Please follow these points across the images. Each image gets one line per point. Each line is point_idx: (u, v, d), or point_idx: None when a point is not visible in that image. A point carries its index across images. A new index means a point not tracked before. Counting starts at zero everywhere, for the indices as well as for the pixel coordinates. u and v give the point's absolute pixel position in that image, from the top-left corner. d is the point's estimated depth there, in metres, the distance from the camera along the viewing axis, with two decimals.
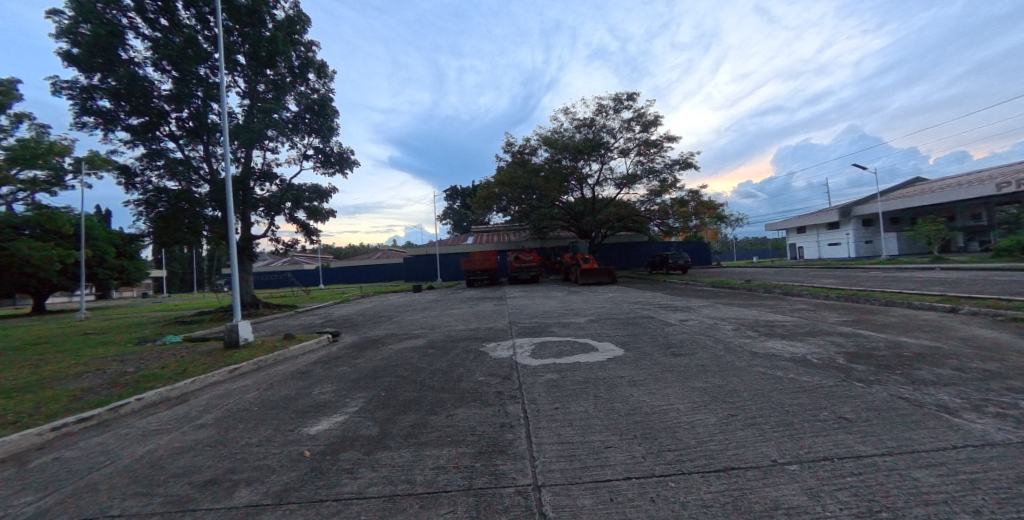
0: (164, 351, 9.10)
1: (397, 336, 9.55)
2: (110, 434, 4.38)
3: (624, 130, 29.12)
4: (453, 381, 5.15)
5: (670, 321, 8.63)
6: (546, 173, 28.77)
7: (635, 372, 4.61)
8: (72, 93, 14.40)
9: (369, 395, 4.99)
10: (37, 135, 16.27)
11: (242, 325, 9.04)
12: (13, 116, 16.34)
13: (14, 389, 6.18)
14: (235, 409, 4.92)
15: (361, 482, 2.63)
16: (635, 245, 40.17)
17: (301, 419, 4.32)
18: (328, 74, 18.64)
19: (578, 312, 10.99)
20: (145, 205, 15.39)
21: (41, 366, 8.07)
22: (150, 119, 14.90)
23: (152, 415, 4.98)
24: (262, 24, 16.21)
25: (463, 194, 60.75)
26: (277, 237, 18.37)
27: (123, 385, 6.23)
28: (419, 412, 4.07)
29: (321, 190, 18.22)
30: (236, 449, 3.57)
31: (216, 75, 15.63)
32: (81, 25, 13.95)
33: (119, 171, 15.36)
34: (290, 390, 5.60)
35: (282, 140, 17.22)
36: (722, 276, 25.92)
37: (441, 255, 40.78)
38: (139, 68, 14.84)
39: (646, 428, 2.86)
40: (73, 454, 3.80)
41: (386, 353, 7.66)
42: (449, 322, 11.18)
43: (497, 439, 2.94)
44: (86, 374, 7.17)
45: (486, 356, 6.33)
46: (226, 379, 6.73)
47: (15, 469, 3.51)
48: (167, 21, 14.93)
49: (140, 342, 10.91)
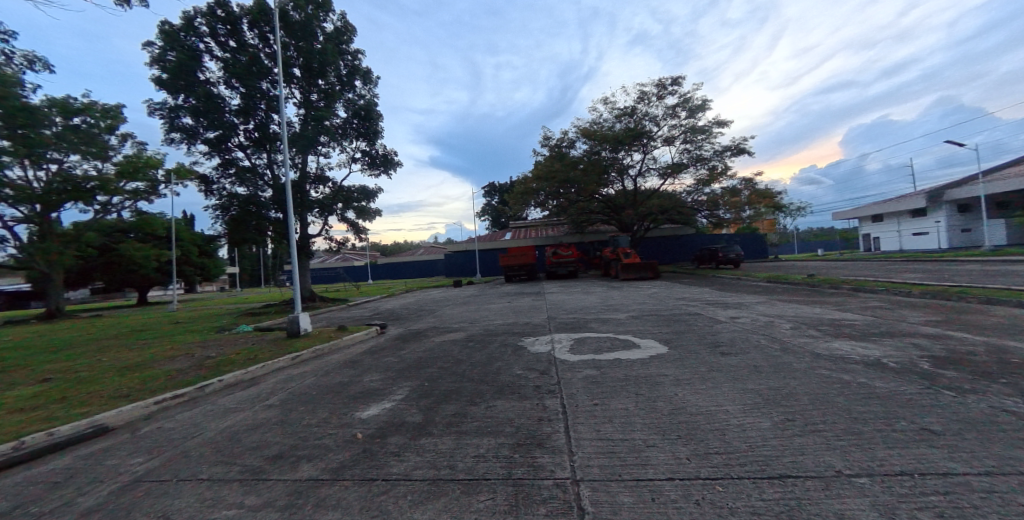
0: (237, 339, 10.04)
1: (439, 329, 9.84)
2: (198, 409, 4.93)
3: (667, 117, 27.75)
4: (492, 374, 5.22)
5: (721, 319, 8.15)
6: (584, 165, 28.27)
7: (679, 371, 4.40)
8: (164, 113, 16.16)
9: (412, 384, 5.19)
10: (137, 150, 18.62)
11: (302, 317, 9.75)
12: (119, 135, 18.81)
13: (124, 369, 7.18)
14: (295, 393, 5.32)
15: (407, 466, 2.81)
16: (680, 238, 38.42)
17: (352, 404, 4.58)
18: (372, 80, 19.46)
19: (619, 308, 10.71)
20: (220, 209, 16.94)
21: (143, 350, 9.26)
22: (223, 132, 16.31)
23: (228, 395, 5.52)
24: (313, 38, 17.28)
25: (501, 190, 61.03)
26: (330, 236, 19.60)
27: (204, 367, 6.96)
28: (459, 402, 4.18)
29: (367, 191, 19.10)
30: (296, 428, 3.90)
31: (276, 88, 16.85)
32: (168, 52, 15.60)
33: (199, 179, 17.06)
34: (342, 378, 5.95)
35: (333, 146, 18.23)
36: (783, 275, 18.55)
37: (480, 250, 41.44)
38: (214, 86, 16.34)
39: (697, 431, 2.68)
40: (168, 425, 4.33)
41: (428, 345, 7.90)
42: (488, 316, 11.36)
43: (535, 432, 2.93)
44: (177, 357, 8.12)
45: (523, 351, 6.36)
46: (289, 365, 7.29)
47: (128, 435, 4.12)
48: (234, 41, 16.28)
49: (220, 330, 12.31)
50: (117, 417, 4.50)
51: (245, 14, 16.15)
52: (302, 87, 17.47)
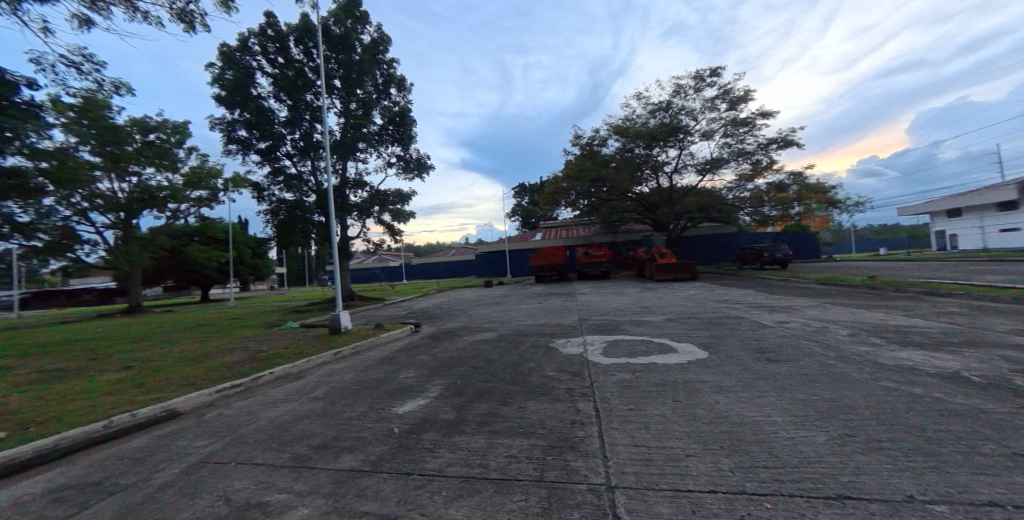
0: (283, 335, 10.70)
1: (470, 329, 9.97)
2: (252, 399, 5.38)
3: (706, 110, 26.63)
4: (523, 374, 5.22)
5: (767, 323, 7.69)
6: (616, 163, 27.67)
7: (721, 378, 4.19)
8: (223, 126, 17.48)
9: (445, 382, 5.29)
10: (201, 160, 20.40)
11: (342, 315, 10.22)
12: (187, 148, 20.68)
13: (190, 360, 7.89)
14: (337, 387, 5.58)
15: (442, 462, 2.90)
16: (720, 237, 36.70)
17: (389, 399, 4.74)
18: (406, 87, 20.06)
19: (653, 310, 10.39)
20: (270, 214, 18.09)
21: (205, 343, 10.14)
22: (273, 142, 17.39)
23: (278, 386, 5.94)
24: (351, 50, 18.08)
25: (530, 190, 61.02)
26: (367, 238, 20.42)
27: (258, 360, 7.54)
28: (492, 402, 4.21)
29: (402, 194, 19.71)
30: (337, 422, 4.11)
31: (319, 99, 17.78)
32: (225, 71, 16.88)
33: (252, 187, 18.31)
34: (379, 374, 6.19)
35: (371, 152, 18.96)
36: (835, 276, 17.33)
37: (510, 251, 41.61)
38: (265, 100, 17.48)
39: (742, 442, 2.53)
40: (227, 415, 4.77)
41: (460, 344, 8.04)
42: (518, 317, 11.38)
43: (567, 435, 2.89)
44: (234, 350, 8.82)
45: (554, 353, 6.31)
46: (332, 359, 7.71)
47: (193, 423, 4.59)
48: (282, 58, 17.37)
49: (270, 326, 13.17)
50: (184, 404, 5.13)
51: (292, 32, 17.24)
52: (342, 97, 18.32)
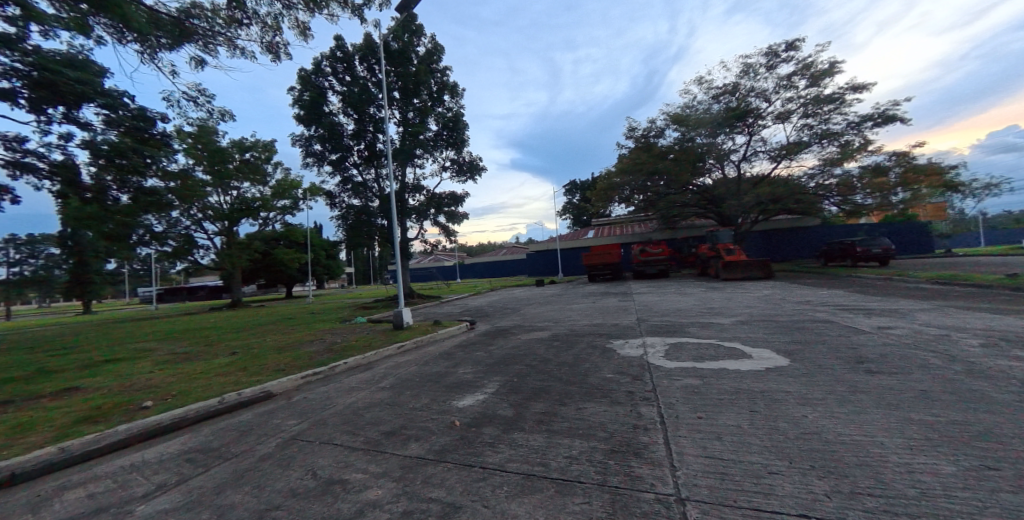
0: (353, 329, 11.65)
1: (524, 328, 10.04)
2: (330, 386, 5.95)
3: (781, 89, 24.14)
4: (580, 375, 5.14)
5: (863, 328, 6.77)
6: (675, 154, 26.12)
7: (806, 389, 3.77)
8: (301, 142, 19.41)
9: (502, 379, 5.39)
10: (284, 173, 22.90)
11: (404, 312, 10.83)
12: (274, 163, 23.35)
13: (279, 349, 8.94)
14: (402, 379, 5.96)
15: (502, 457, 2.96)
16: (800, 231, 33.06)
17: (450, 393, 4.94)
18: (459, 92, 20.72)
19: (721, 312, 9.66)
20: (340, 219, 19.72)
21: (291, 334, 11.41)
22: (342, 154, 18.94)
23: (352, 375, 6.50)
24: (408, 62, 19.08)
25: (582, 187, 59.79)
26: (425, 239, 21.44)
27: (334, 350, 8.32)
28: (549, 401, 4.20)
29: (456, 196, 20.41)
30: (404, 411, 4.39)
31: (381, 111, 19.02)
32: (302, 92, 18.72)
33: (326, 195, 20.10)
34: (439, 368, 6.48)
35: (427, 157, 19.86)
36: (952, 274, 14.82)
37: (563, 250, 41.16)
38: (335, 116, 19.09)
39: (840, 462, 2.23)
40: (310, 399, 5.34)
41: (515, 342, 8.13)
42: (573, 316, 11.22)
43: (630, 440, 2.79)
44: (313, 341, 9.81)
45: (612, 354, 6.13)
46: (397, 352, 8.24)
47: (283, 404, 5.21)
48: (349, 76, 18.85)
49: (342, 320, 14.41)
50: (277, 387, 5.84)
51: (357, 51, 18.64)
52: (401, 107, 19.40)
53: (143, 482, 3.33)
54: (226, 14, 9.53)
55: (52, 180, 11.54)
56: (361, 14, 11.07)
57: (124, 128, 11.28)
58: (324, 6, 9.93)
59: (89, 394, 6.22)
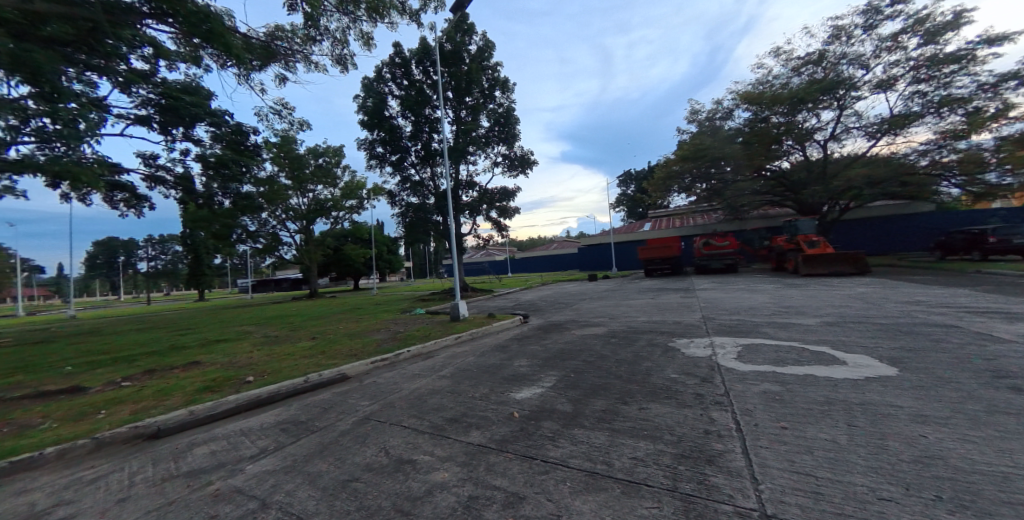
0: (413, 319, 12.35)
1: (578, 323, 9.89)
2: (396, 371, 6.39)
3: (881, 53, 20.92)
4: (641, 374, 4.97)
5: (997, 336, 5.67)
6: (746, 136, 23.88)
7: (920, 404, 3.26)
8: (365, 145, 20.79)
9: (559, 374, 5.38)
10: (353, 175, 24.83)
11: (460, 304, 11.23)
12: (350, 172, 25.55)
13: (350, 336, 9.79)
14: (460, 368, 6.21)
15: (564, 452, 2.98)
16: (904, 219, 28.58)
17: (507, 385, 5.05)
18: (510, 87, 20.79)
19: (803, 311, 8.70)
20: (400, 217, 20.83)
21: (359, 323, 12.40)
22: (401, 154, 19.95)
23: (414, 362, 6.92)
24: (460, 62, 19.53)
25: (638, 178, 57.11)
26: (478, 234, 21.95)
27: (398, 338, 8.92)
28: (610, 399, 4.11)
29: (508, 191, 20.58)
30: (465, 399, 4.58)
31: (435, 112, 19.71)
32: (366, 99, 19.99)
33: (387, 194, 21.35)
34: (495, 360, 6.64)
35: (480, 154, 20.21)
36: None
37: (617, 243, 39.83)
38: (395, 119, 20.14)
39: (971, 492, 1.90)
40: (380, 382, 5.78)
41: (570, 337, 8.05)
42: (630, 313, 10.83)
43: (702, 446, 2.64)
44: (379, 329, 10.59)
45: (676, 353, 5.82)
46: (455, 342, 8.59)
47: (357, 386, 5.71)
48: (407, 80, 19.75)
49: (403, 311, 15.35)
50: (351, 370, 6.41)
51: (413, 56, 19.46)
52: (454, 106, 19.92)
53: (250, 446, 3.86)
54: (302, 32, 10.49)
55: (176, 190, 13.63)
56: (419, 19, 11.54)
57: (227, 142, 12.95)
58: (387, 15, 10.51)
59: (205, 368, 7.33)
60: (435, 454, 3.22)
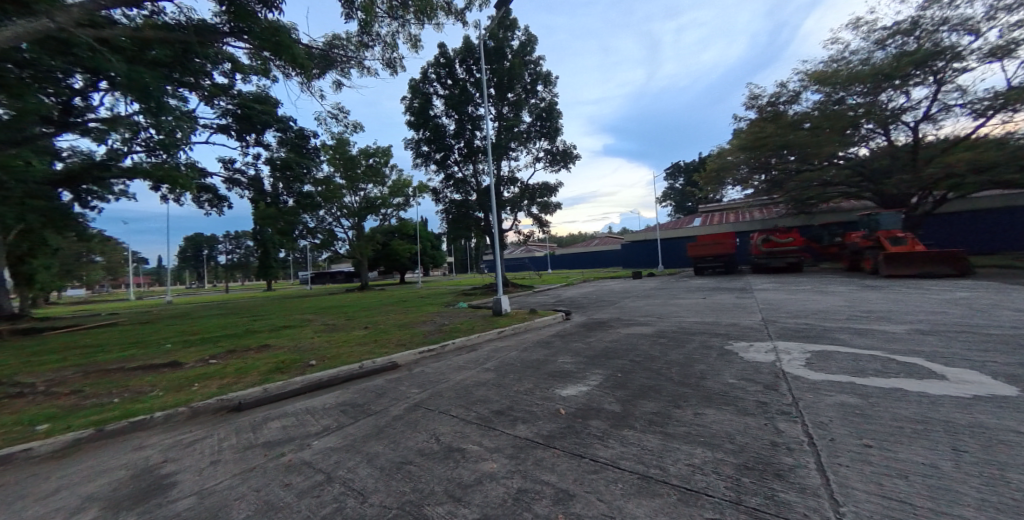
0: (456, 313, 12.70)
1: (623, 321, 9.61)
2: (442, 362, 6.63)
3: (994, 16, 17.97)
4: (694, 377, 4.73)
5: None
6: (814, 121, 21.59)
7: None
8: (412, 145, 21.56)
9: (605, 373, 5.28)
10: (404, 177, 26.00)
11: (502, 299, 11.34)
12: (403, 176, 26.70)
13: (399, 327, 10.27)
14: (504, 362, 6.30)
15: (614, 452, 2.93)
16: (1016, 211, 24.57)
17: (553, 381, 5.04)
18: (552, 80, 20.53)
19: (884, 316, 7.79)
20: (443, 213, 21.38)
21: (406, 315, 12.98)
22: (445, 152, 20.46)
23: (459, 354, 7.14)
24: (503, 58, 19.57)
25: (687, 169, 53.98)
26: (519, 230, 21.99)
27: (443, 330, 9.23)
28: (660, 401, 3.97)
29: (550, 186, 20.43)
30: (510, 393, 4.64)
31: (478, 109, 19.98)
32: (413, 100, 20.71)
33: (432, 191, 21.99)
34: (539, 355, 6.64)
35: (521, 149, 20.19)
36: None
37: (664, 239, 38.11)
38: (439, 118, 20.66)
39: None
40: (428, 371, 6.03)
41: (615, 336, 7.85)
42: (679, 313, 10.33)
43: (768, 459, 2.46)
44: (425, 321, 11.02)
45: (733, 357, 5.47)
46: (497, 336, 8.73)
47: (407, 374, 6.00)
48: (451, 79, 20.17)
49: (447, 305, 15.85)
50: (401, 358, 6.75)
51: (457, 55, 19.81)
52: (496, 103, 20.04)
53: (316, 423, 4.21)
54: (356, 40, 11.07)
55: (248, 190, 15.03)
56: (464, 18, 11.71)
57: (291, 146, 14.08)
58: (434, 17, 10.76)
59: (275, 351, 8.09)
60: (484, 446, 3.29)
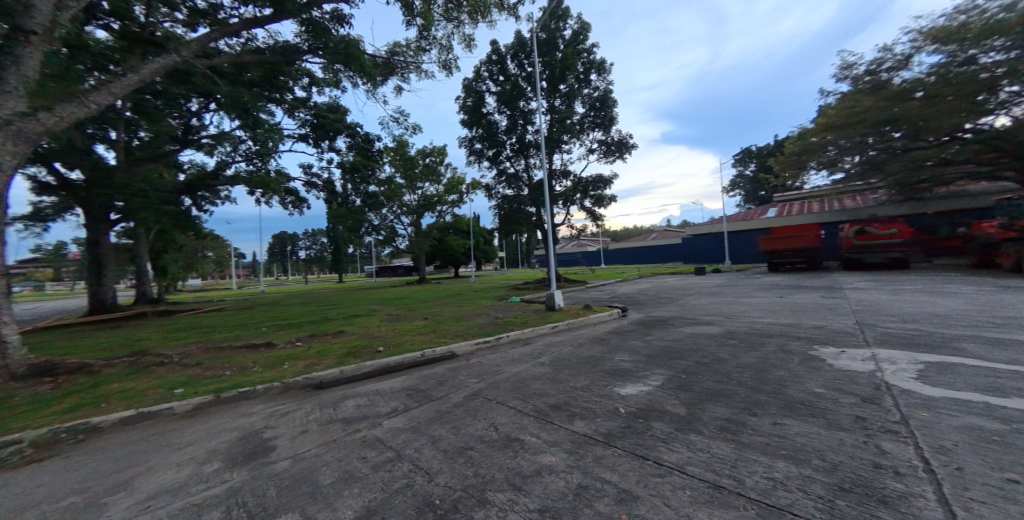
0: (509, 307, 12.87)
1: (685, 320, 9.05)
2: (497, 354, 6.78)
3: None
4: (770, 383, 4.32)
5: None
6: (928, 88, 18.20)
7: None
8: (465, 143, 22.05)
9: (667, 373, 5.02)
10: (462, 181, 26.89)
11: (555, 294, 11.24)
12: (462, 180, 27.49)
13: (455, 319, 10.66)
14: (559, 357, 6.26)
15: (680, 457, 2.79)
16: None
17: (611, 378, 4.92)
18: (607, 68, 19.80)
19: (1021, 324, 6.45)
20: (496, 209, 21.63)
21: (461, 307, 13.45)
22: (497, 149, 20.69)
23: (513, 347, 7.23)
24: (555, 48, 19.23)
25: (762, 155, 48.97)
26: (572, 224, 21.59)
27: (497, 323, 9.42)
28: (732, 407, 3.69)
29: (604, 179, 19.82)
30: (567, 388, 4.61)
31: (530, 103, 19.90)
32: (466, 99, 21.11)
33: (485, 188, 22.36)
34: (595, 352, 6.51)
35: (575, 141, 19.77)
36: None
37: (732, 233, 35.10)
38: (491, 115, 20.90)
39: None
40: (484, 363, 6.19)
41: (677, 335, 7.42)
42: (750, 312, 9.48)
43: (867, 482, 2.18)
44: (479, 314, 11.32)
45: (818, 364, 4.90)
46: (551, 331, 8.70)
47: (464, 364, 6.23)
48: (502, 75, 20.26)
49: (500, 298, 16.14)
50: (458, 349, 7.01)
51: (508, 50, 19.83)
52: (547, 96, 19.80)
53: (385, 404, 4.55)
54: (415, 45, 11.55)
55: (322, 191, 16.48)
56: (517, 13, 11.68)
57: (359, 149, 15.18)
58: (487, 14, 10.84)
59: (347, 337, 8.85)
60: (543, 439, 3.31)
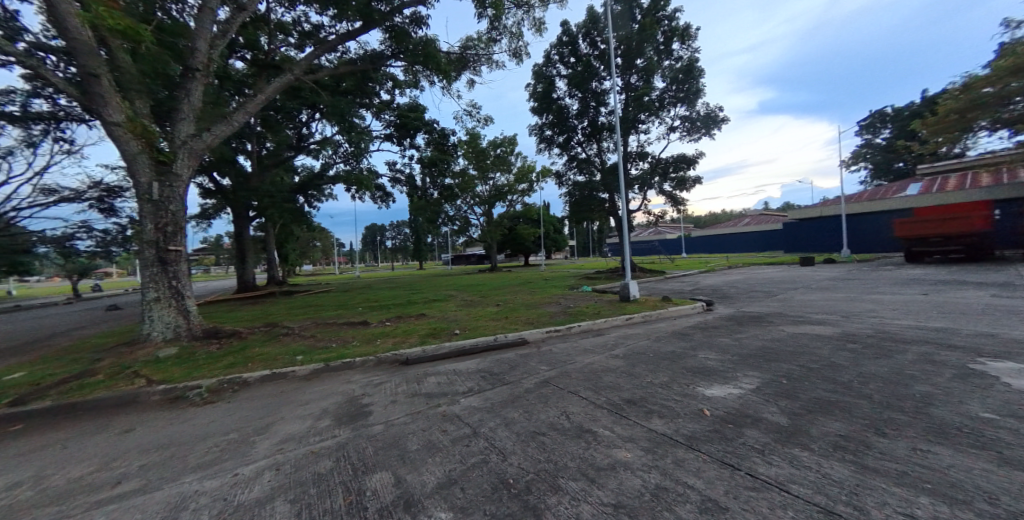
0: (581, 297, 12.54)
1: (786, 318, 7.91)
2: (569, 343, 6.64)
3: None
4: (904, 400, 3.54)
5: None
6: None
7: None
8: (536, 131, 21.78)
9: (763, 377, 4.43)
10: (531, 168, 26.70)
11: (630, 284, 10.65)
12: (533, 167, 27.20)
13: (525, 306, 10.74)
14: (634, 350, 5.92)
15: (782, 472, 2.42)
16: None
17: (694, 377, 4.49)
18: (691, 35, 17.93)
19: None
20: (566, 196, 21.15)
21: (532, 296, 13.49)
22: (568, 134, 20.11)
23: (584, 338, 7.03)
24: (631, 20, 17.89)
25: (899, 118, 40.20)
26: (649, 211, 20.18)
27: (568, 313, 9.24)
28: (850, 423, 3.10)
29: (687, 159, 18.15)
30: (643, 384, 4.31)
31: (603, 82, 18.90)
32: (537, 85, 20.72)
33: (555, 175, 21.95)
34: (675, 348, 6.02)
35: (653, 120, 18.35)
36: None
37: (849, 217, 29.83)
38: (562, 100, 20.27)
39: None
40: (555, 351, 6.11)
41: (777, 335, 6.51)
42: (876, 312, 7.92)
43: None
44: (550, 303, 11.23)
45: (977, 381, 3.90)
46: (625, 323, 8.28)
47: (535, 351, 6.21)
48: (574, 56, 19.46)
49: (572, 288, 15.84)
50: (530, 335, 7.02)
51: (580, 29, 18.95)
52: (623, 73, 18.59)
53: (461, 384, 4.72)
54: (486, 36, 11.60)
55: (403, 185, 17.65)
56: None
57: (435, 144, 15.90)
58: None
59: (427, 319, 9.45)
60: (617, 434, 3.12)
